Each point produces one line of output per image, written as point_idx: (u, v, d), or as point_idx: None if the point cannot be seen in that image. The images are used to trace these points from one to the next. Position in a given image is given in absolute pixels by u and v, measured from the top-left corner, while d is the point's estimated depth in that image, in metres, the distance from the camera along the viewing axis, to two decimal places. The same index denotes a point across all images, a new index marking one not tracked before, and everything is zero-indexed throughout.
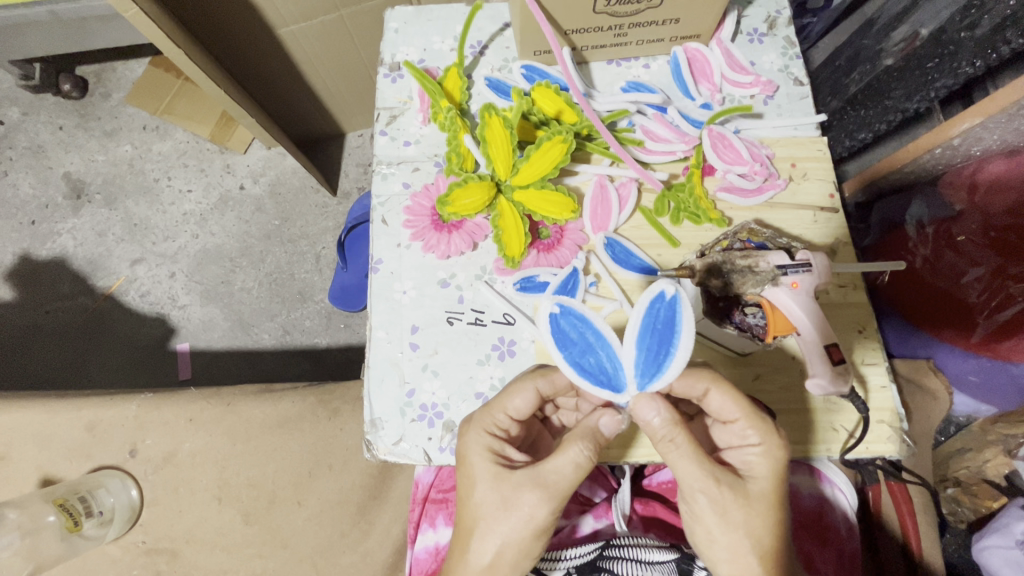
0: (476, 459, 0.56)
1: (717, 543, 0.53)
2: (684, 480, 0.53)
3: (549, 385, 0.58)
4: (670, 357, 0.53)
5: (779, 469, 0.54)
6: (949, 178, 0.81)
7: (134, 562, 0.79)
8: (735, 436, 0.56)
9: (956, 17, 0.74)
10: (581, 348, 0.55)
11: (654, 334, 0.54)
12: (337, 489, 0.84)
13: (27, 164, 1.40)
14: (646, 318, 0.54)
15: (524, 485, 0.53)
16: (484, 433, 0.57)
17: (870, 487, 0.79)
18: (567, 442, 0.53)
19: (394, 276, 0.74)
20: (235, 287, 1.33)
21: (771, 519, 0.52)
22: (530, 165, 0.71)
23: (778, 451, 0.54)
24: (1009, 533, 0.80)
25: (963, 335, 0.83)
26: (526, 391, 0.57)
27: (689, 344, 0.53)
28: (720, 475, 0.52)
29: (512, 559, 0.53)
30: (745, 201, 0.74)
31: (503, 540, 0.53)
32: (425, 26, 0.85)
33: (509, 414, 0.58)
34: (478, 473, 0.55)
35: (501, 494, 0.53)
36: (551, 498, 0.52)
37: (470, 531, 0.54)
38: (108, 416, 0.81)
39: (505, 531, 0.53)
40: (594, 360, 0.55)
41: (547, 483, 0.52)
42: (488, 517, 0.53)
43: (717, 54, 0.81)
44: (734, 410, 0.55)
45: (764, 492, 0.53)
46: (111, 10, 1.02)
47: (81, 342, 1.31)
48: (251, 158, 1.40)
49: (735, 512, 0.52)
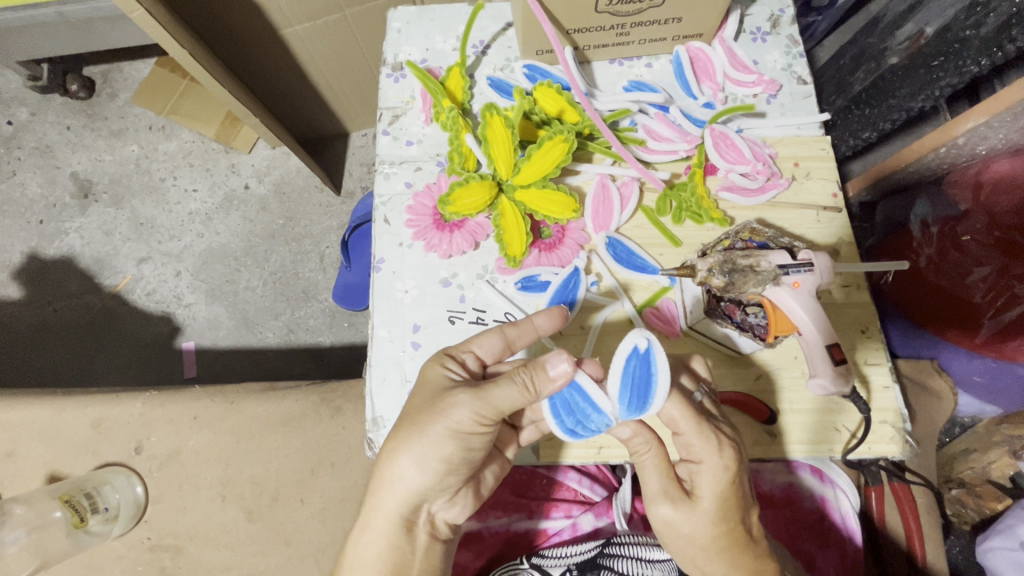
0: (431, 370, 0.57)
1: (670, 544, 0.59)
2: (645, 486, 0.58)
3: (516, 332, 0.60)
4: (650, 406, 0.54)
5: (723, 488, 0.55)
6: (954, 177, 0.80)
7: (139, 558, 0.79)
8: (685, 448, 0.56)
9: (962, 16, 0.73)
10: (575, 417, 0.56)
11: (634, 389, 0.54)
12: (340, 486, 0.83)
13: (35, 163, 1.41)
14: (623, 377, 0.54)
15: (460, 389, 0.54)
16: (445, 355, 0.58)
17: (873, 489, 0.77)
18: (513, 375, 0.52)
19: (396, 276, 0.74)
20: (241, 286, 1.34)
21: (714, 531, 0.56)
22: (532, 165, 0.72)
23: (721, 469, 0.55)
24: (1013, 535, 0.79)
25: (968, 335, 0.82)
26: (497, 335, 0.59)
27: (665, 392, 0.53)
28: (669, 490, 0.56)
29: (422, 457, 0.54)
30: (747, 200, 0.74)
31: (424, 436, 0.53)
32: (428, 25, 0.85)
33: (476, 354, 0.58)
34: (430, 386, 0.56)
35: (436, 400, 0.54)
36: (477, 406, 0.52)
37: (398, 430, 0.55)
38: (115, 413, 0.83)
39: (425, 430, 0.53)
40: (588, 425, 0.56)
41: (482, 393, 0.52)
42: (417, 415, 0.54)
43: (720, 52, 0.80)
44: (681, 423, 0.55)
45: (705, 509, 0.55)
46: (117, 12, 1.03)
47: (88, 340, 1.32)
48: (256, 158, 1.41)
49: (677, 522, 0.56)
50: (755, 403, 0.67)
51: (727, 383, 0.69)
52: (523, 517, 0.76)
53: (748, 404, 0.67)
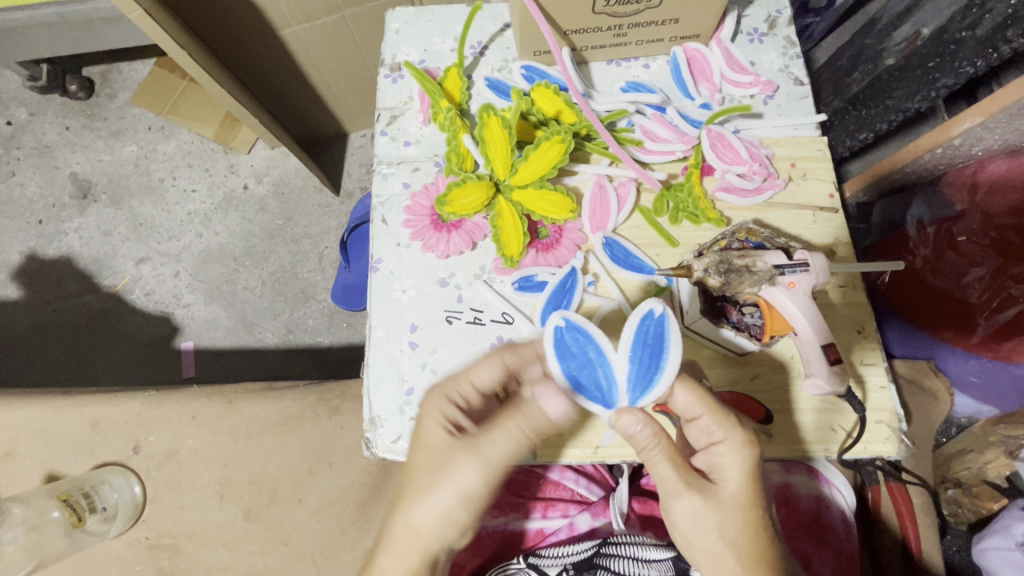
0: (431, 420, 0.56)
1: (695, 548, 0.54)
2: (662, 483, 0.54)
3: (514, 358, 0.59)
4: (660, 372, 0.57)
5: (749, 469, 0.53)
6: (950, 178, 0.81)
7: (137, 557, 0.80)
8: (703, 435, 0.55)
9: (957, 17, 0.74)
10: (580, 363, 0.59)
11: (645, 349, 0.58)
12: (338, 486, 0.83)
13: (34, 164, 1.42)
14: (638, 333, 0.58)
15: (461, 446, 0.53)
16: (443, 398, 0.57)
17: (870, 488, 0.79)
18: (507, 426, 0.53)
19: (394, 276, 0.74)
20: (240, 286, 1.34)
21: (746, 522, 0.53)
22: (529, 165, 0.72)
23: (745, 448, 0.53)
24: (1009, 534, 0.79)
25: (964, 336, 0.83)
26: (495, 365, 0.58)
27: (676, 359, 0.57)
28: (691, 480, 0.53)
29: (439, 519, 0.53)
30: (744, 201, 0.74)
31: (433, 499, 0.53)
32: (426, 26, 0.85)
33: (475, 387, 0.58)
34: (428, 433, 0.56)
35: (440, 458, 0.54)
36: (480, 466, 0.53)
37: (407, 490, 0.55)
38: (113, 413, 0.82)
39: (434, 491, 0.53)
40: (591, 375, 0.59)
41: (482, 453, 0.53)
42: (424, 478, 0.54)
43: (717, 53, 0.80)
44: (698, 407, 0.55)
45: (734, 495, 0.53)
46: (116, 12, 1.03)
47: (87, 340, 1.32)
48: (255, 158, 1.41)
49: (707, 517, 0.52)
50: (748, 403, 0.68)
51: (724, 382, 0.69)
52: (520, 517, 0.76)
53: (740, 403, 0.68)
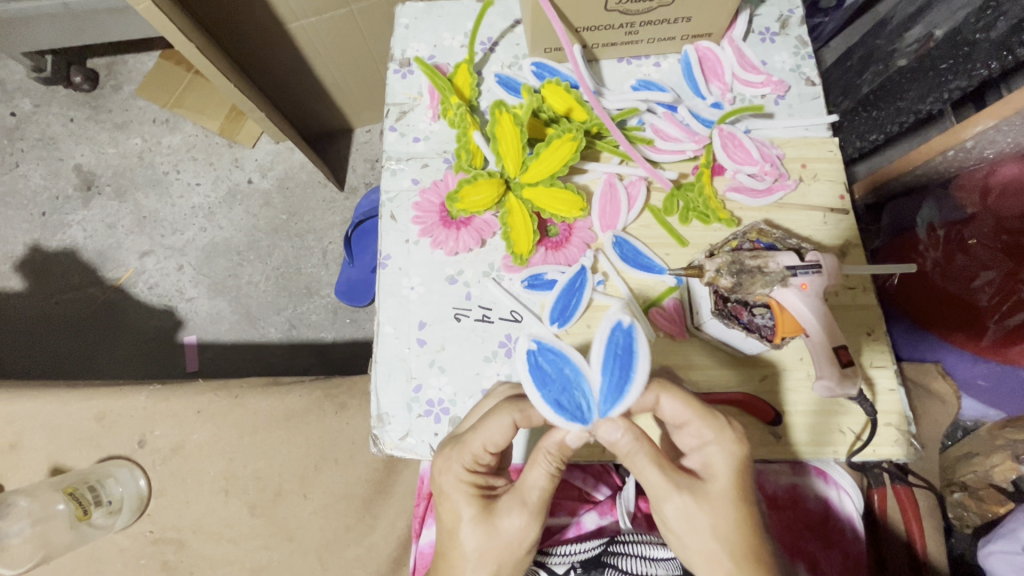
0: (459, 496, 0.55)
1: (688, 549, 0.52)
2: (648, 486, 0.53)
3: (524, 416, 0.55)
4: (630, 382, 0.53)
5: (738, 466, 0.53)
6: (962, 180, 0.81)
7: (142, 551, 0.80)
8: (693, 437, 0.54)
9: (972, 19, 0.74)
10: (560, 386, 0.54)
11: (617, 359, 0.54)
12: (343, 482, 0.83)
13: (38, 155, 1.41)
14: (608, 344, 0.54)
15: (505, 505, 0.53)
16: (460, 470, 0.55)
17: (876, 491, 0.78)
18: (535, 461, 0.53)
19: (403, 272, 0.74)
20: (244, 280, 1.34)
21: (736, 515, 0.51)
22: (540, 162, 0.71)
23: (733, 445, 0.53)
24: (1016, 539, 0.78)
25: (973, 339, 0.82)
26: (505, 418, 0.54)
27: (646, 367, 0.53)
28: (672, 476, 0.52)
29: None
30: (756, 201, 0.74)
31: (497, 564, 0.53)
32: (436, 21, 0.85)
33: (487, 448, 0.55)
34: (461, 510, 0.54)
35: (488, 526, 0.53)
36: (532, 513, 0.53)
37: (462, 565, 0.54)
38: (118, 406, 0.82)
39: (496, 556, 0.53)
40: (571, 398, 0.54)
41: (529, 503, 0.53)
42: (479, 550, 0.53)
43: (729, 53, 0.80)
44: (685, 412, 0.54)
45: (723, 490, 0.52)
46: (123, 3, 1.03)
47: (91, 332, 1.32)
48: (260, 152, 1.40)
49: (698, 514, 0.51)
50: (760, 405, 0.67)
51: (732, 383, 0.69)
52: None
53: (754, 406, 0.67)
